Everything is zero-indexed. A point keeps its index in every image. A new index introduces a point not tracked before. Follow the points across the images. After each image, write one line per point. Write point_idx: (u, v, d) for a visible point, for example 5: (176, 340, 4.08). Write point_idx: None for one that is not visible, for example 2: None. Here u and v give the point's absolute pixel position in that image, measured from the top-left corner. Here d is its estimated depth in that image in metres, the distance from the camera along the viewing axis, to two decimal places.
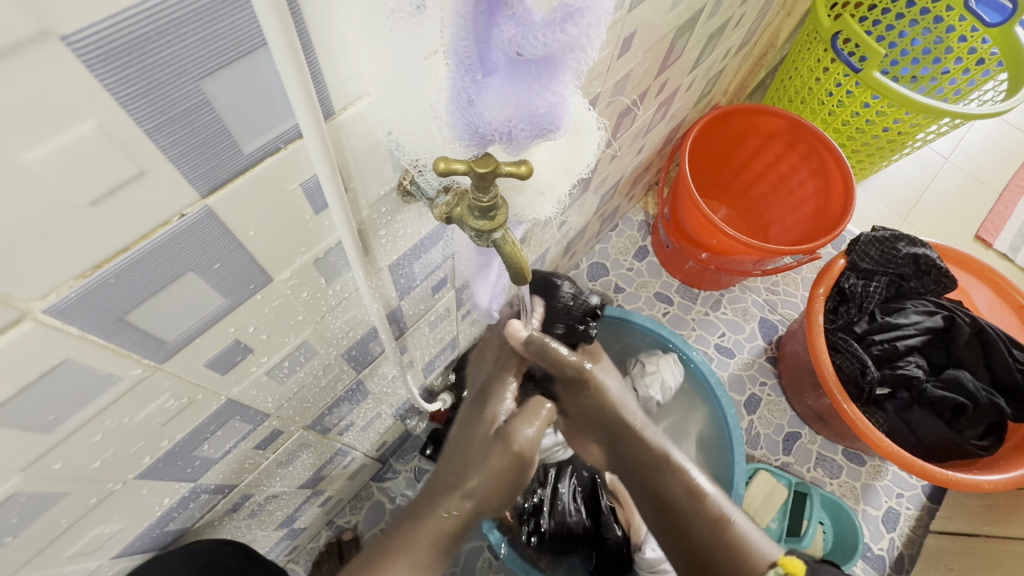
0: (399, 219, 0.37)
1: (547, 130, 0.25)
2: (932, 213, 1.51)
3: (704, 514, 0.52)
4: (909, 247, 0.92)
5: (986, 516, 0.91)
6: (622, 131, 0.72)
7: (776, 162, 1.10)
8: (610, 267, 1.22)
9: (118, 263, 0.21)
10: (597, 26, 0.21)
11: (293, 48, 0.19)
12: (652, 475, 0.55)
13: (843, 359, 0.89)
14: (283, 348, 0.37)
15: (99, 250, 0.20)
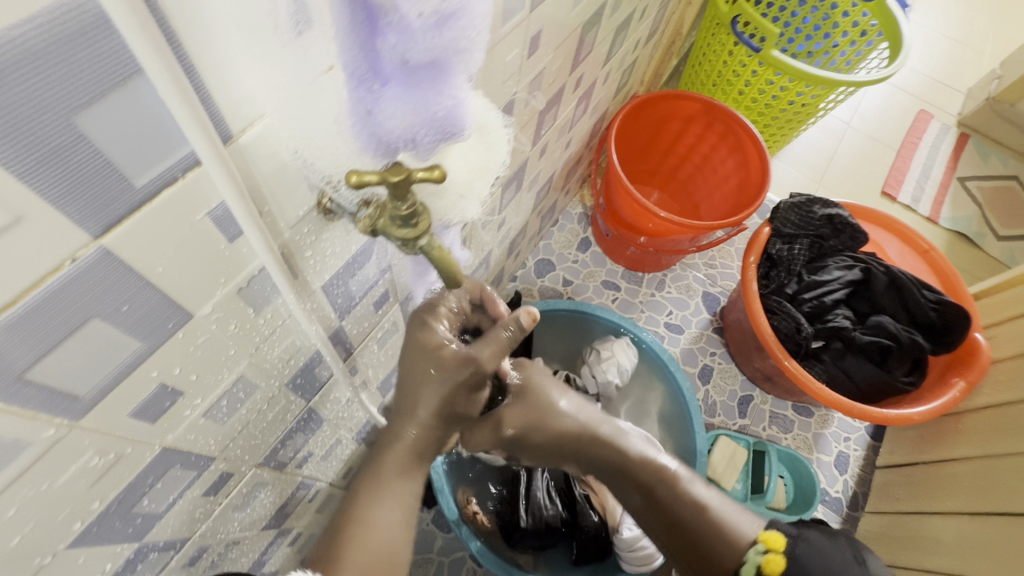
0: (325, 238, 0.37)
1: (450, 130, 0.26)
2: (843, 175, 1.64)
3: (682, 498, 0.60)
4: (824, 208, 1.00)
5: (920, 445, 0.98)
6: (546, 128, 0.74)
7: (698, 143, 1.16)
8: (556, 262, 1.24)
9: (7, 319, 0.20)
10: (474, 28, 0.22)
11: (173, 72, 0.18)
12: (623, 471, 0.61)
13: (780, 320, 0.94)
14: (217, 386, 0.35)
15: None
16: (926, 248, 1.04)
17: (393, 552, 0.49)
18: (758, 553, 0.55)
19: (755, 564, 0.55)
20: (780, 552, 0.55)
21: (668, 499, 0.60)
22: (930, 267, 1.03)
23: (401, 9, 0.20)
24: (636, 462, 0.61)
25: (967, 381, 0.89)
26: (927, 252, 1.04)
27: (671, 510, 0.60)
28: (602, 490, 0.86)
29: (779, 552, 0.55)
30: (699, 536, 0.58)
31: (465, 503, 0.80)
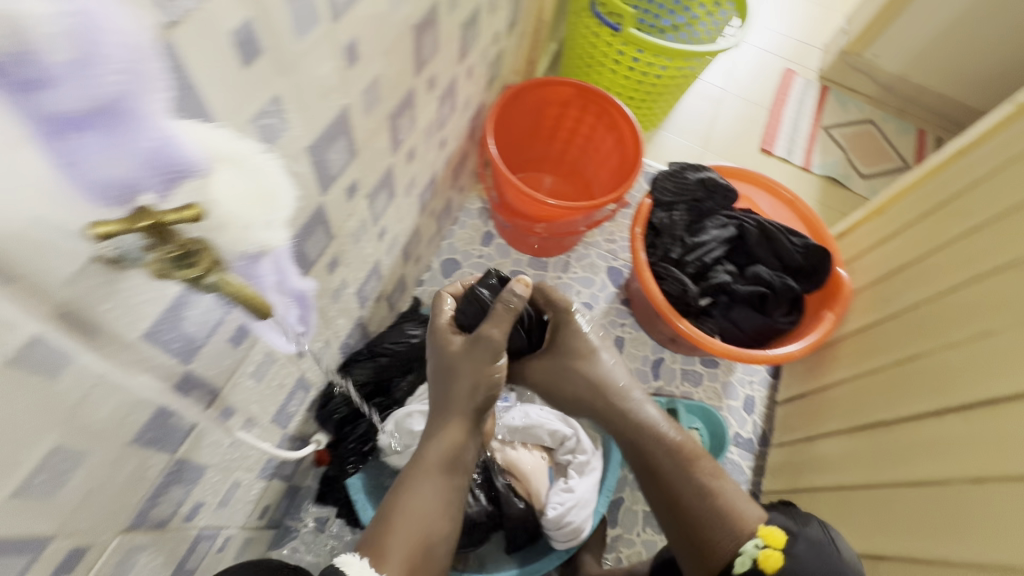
0: (125, 288, 0.34)
1: (177, 168, 0.26)
2: (724, 137, 1.75)
3: (693, 484, 0.72)
4: (696, 173, 1.06)
5: (807, 376, 1.07)
6: (406, 132, 0.74)
7: (578, 126, 1.20)
8: (462, 259, 1.24)
9: None
10: (140, 69, 0.22)
11: None
12: (640, 452, 0.76)
13: (669, 284, 0.99)
14: (22, 464, 0.33)
15: None
16: (790, 197, 1.13)
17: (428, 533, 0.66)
18: (754, 548, 0.67)
19: (748, 561, 0.66)
20: (778, 552, 0.66)
21: (679, 486, 0.73)
22: (797, 214, 1.13)
23: (53, 64, 0.20)
24: (656, 447, 0.75)
25: (835, 313, 0.99)
26: (792, 200, 1.13)
27: (679, 497, 0.72)
28: (524, 477, 0.87)
29: (776, 549, 0.66)
30: (694, 525, 0.71)
31: None
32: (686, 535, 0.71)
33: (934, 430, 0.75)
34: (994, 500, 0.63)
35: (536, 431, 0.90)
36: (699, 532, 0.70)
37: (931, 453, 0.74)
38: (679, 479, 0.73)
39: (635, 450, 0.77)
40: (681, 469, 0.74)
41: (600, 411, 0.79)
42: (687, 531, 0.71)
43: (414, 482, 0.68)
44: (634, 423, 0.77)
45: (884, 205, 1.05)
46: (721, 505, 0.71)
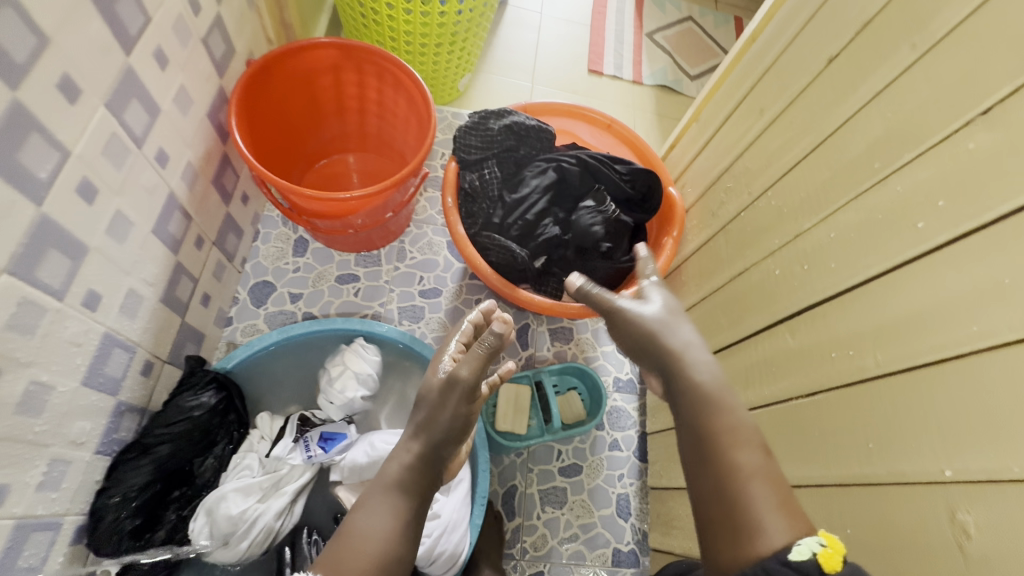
0: None
1: None
2: (550, 66, 1.63)
3: (756, 460, 0.49)
4: (499, 121, 0.93)
5: None
6: (54, 166, 0.53)
7: (363, 92, 1.01)
8: (275, 279, 1.05)
9: None
10: None
11: None
12: (696, 401, 0.54)
13: (496, 254, 0.88)
14: None
15: None
16: (608, 123, 1.04)
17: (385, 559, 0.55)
18: (815, 544, 0.43)
19: (810, 552, 0.42)
20: (843, 554, 0.42)
21: (735, 453, 0.50)
22: (618, 139, 1.05)
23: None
24: (723, 406, 0.53)
25: (675, 236, 0.93)
26: (611, 126, 1.04)
27: (737, 466, 0.49)
28: None
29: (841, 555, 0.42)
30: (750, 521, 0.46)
31: None
32: (721, 536, 0.47)
33: (770, 346, 0.72)
34: (839, 410, 0.59)
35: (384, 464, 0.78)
36: (744, 531, 0.46)
37: (775, 372, 0.70)
38: (743, 461, 0.49)
39: (690, 399, 0.55)
40: (743, 441, 0.51)
41: (672, 366, 0.58)
42: (728, 499, 0.48)
43: (369, 502, 0.60)
44: (700, 382, 0.55)
45: (699, 111, 0.99)
46: (784, 501, 0.47)
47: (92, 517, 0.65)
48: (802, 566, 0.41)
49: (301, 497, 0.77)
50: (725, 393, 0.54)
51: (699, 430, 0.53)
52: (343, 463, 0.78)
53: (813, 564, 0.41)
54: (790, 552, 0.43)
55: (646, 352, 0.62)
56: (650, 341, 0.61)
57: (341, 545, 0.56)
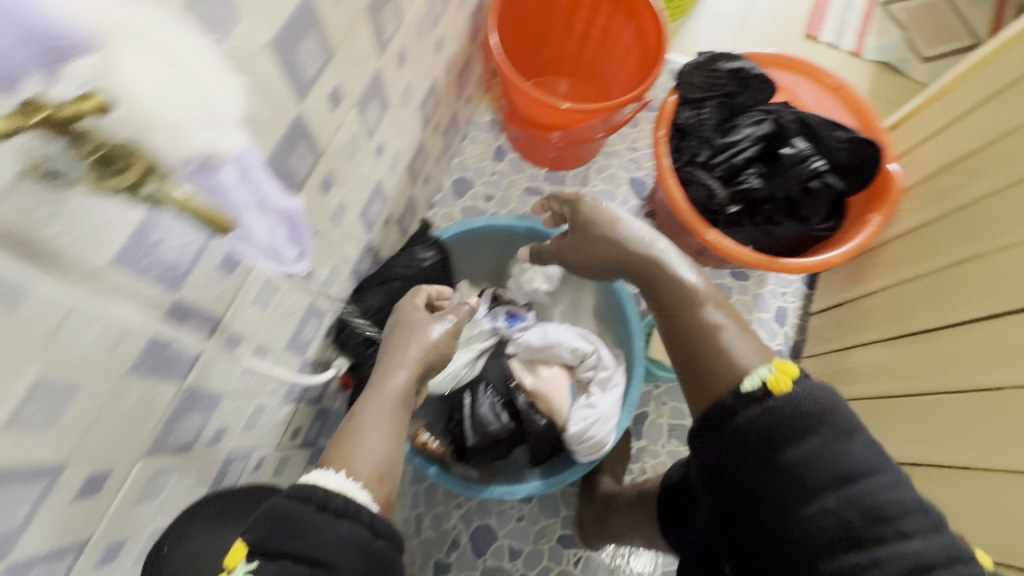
0: (74, 207, 0.31)
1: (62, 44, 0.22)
2: (763, 23, 1.54)
3: (705, 326, 0.60)
4: (728, 63, 0.94)
5: (845, 285, 1.00)
6: (393, 29, 0.65)
7: (593, 17, 1.06)
8: (474, 178, 1.18)
9: None
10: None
11: None
12: (652, 291, 0.66)
13: (694, 191, 0.92)
14: (5, 397, 0.32)
15: None
16: (838, 85, 1.00)
17: (383, 466, 0.57)
18: (765, 374, 0.54)
19: (760, 381, 0.54)
20: (791, 375, 0.53)
21: (690, 323, 0.61)
22: (843, 104, 1.00)
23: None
24: (669, 285, 0.64)
25: (882, 216, 0.88)
26: (839, 88, 1.00)
27: (691, 339, 0.60)
28: (546, 395, 0.86)
29: (790, 376, 0.53)
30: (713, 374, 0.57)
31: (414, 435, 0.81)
32: (694, 387, 0.59)
33: (985, 336, 0.68)
34: None
35: (555, 349, 0.88)
36: (709, 374, 0.57)
37: (985, 360, 0.67)
38: (705, 324, 0.60)
39: (647, 291, 0.67)
40: (695, 308, 0.62)
41: (630, 263, 0.69)
42: (693, 367, 0.59)
43: (366, 417, 0.60)
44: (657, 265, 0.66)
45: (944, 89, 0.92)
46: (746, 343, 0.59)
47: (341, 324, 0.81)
48: (753, 393, 0.53)
49: (482, 357, 0.89)
50: (673, 274, 0.65)
51: (668, 311, 0.64)
52: (520, 339, 0.89)
53: (762, 390, 0.53)
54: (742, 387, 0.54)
55: (594, 251, 0.72)
56: (597, 239, 0.71)
57: (349, 443, 0.58)
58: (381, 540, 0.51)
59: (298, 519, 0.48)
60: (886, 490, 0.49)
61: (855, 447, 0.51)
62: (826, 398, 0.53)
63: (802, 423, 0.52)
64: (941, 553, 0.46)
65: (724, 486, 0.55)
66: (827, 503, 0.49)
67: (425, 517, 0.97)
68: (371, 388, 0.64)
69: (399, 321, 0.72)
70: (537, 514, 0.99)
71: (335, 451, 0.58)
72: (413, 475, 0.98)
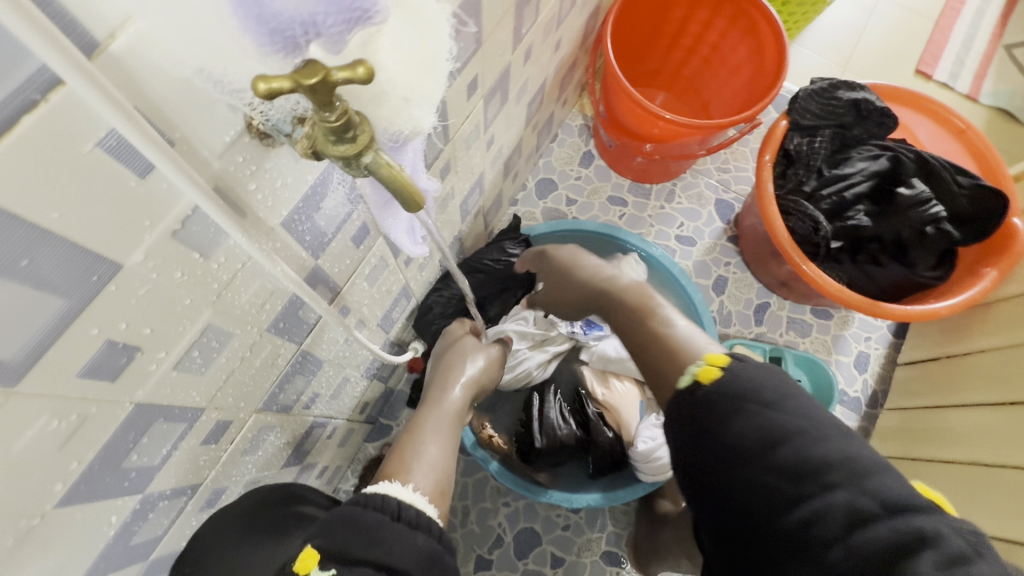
0: (270, 166, 0.33)
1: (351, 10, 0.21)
2: (872, 54, 1.47)
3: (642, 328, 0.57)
4: (849, 92, 0.89)
5: (941, 339, 0.94)
6: (528, 25, 0.65)
7: (705, 32, 1.03)
8: (558, 180, 1.17)
9: None
10: None
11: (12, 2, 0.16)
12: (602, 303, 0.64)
13: (796, 222, 0.88)
14: (181, 338, 0.34)
15: None
16: (962, 127, 0.94)
17: (442, 480, 0.54)
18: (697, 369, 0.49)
19: (692, 378, 0.48)
20: (719, 362, 0.48)
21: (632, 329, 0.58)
22: (965, 148, 0.94)
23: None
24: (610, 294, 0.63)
25: (999, 270, 0.83)
26: (963, 131, 0.94)
27: (635, 354, 0.57)
28: (615, 408, 0.86)
29: (716, 364, 0.48)
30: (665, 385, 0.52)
31: (481, 428, 0.83)
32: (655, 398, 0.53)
33: None
34: None
35: (630, 363, 0.86)
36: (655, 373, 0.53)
37: None
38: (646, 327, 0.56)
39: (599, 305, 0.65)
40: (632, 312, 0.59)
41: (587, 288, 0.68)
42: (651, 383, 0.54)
43: (421, 433, 0.58)
44: (604, 283, 0.65)
45: None
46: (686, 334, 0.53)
47: (423, 308, 0.82)
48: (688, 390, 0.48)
49: (555, 361, 0.89)
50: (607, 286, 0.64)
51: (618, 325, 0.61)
52: (595, 348, 0.88)
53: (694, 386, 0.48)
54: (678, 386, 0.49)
55: (559, 283, 0.73)
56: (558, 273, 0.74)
57: (407, 456, 0.54)
58: (446, 548, 0.45)
59: (363, 524, 0.43)
60: (817, 450, 0.42)
61: (783, 415, 0.44)
62: (761, 376, 0.46)
63: (730, 407, 0.45)
64: (887, 505, 0.39)
65: (724, 509, 0.45)
66: (767, 479, 0.43)
67: (471, 511, 0.96)
68: (427, 403, 0.63)
69: (449, 345, 0.73)
70: (583, 526, 0.97)
71: (392, 465, 0.53)
72: (465, 468, 0.98)
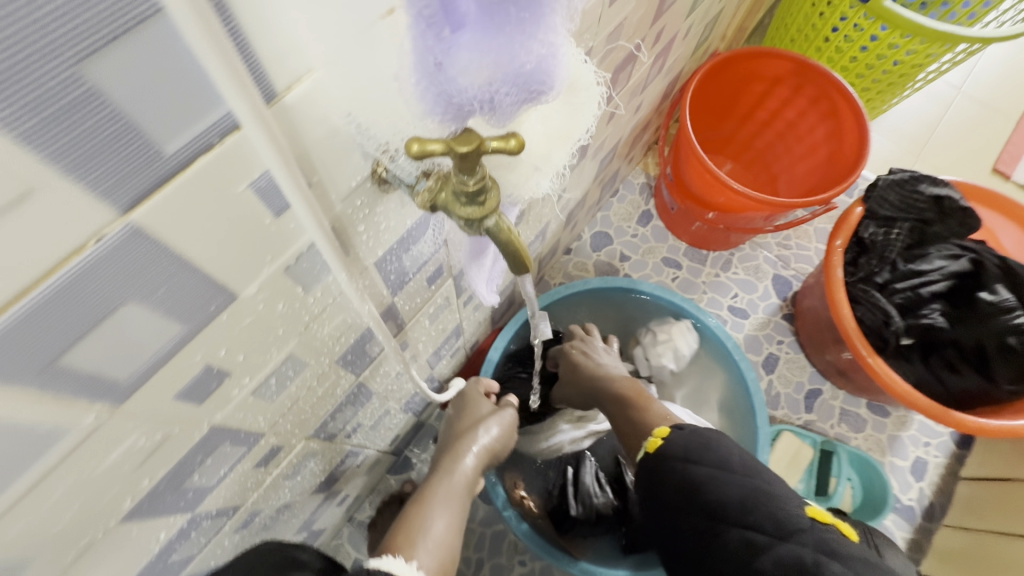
0: (379, 211, 0.33)
1: (528, 89, 0.21)
2: (948, 148, 1.44)
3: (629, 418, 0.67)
4: (932, 187, 0.86)
5: (1015, 458, 0.87)
6: (617, 89, 0.66)
7: (783, 109, 1.03)
8: (614, 235, 1.17)
9: (53, 285, 0.18)
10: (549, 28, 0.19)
11: (221, 51, 0.16)
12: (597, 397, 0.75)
13: (865, 311, 0.85)
14: (266, 364, 0.33)
15: (14, 278, 0.17)
16: None
17: (450, 557, 0.51)
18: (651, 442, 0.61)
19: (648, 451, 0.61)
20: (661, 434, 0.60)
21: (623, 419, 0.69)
22: None
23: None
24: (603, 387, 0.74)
25: None
26: None
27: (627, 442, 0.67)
28: None
29: (660, 437, 0.60)
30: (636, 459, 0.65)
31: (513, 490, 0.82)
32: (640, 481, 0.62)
33: None
34: None
35: None
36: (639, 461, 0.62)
37: None
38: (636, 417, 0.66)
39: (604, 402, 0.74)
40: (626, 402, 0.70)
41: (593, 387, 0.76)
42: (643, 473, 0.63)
43: (431, 503, 0.54)
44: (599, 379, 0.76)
45: None
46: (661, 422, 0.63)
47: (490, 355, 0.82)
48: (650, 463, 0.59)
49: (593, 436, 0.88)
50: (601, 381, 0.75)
51: (611, 414, 0.71)
52: None
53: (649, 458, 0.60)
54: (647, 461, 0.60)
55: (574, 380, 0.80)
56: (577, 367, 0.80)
57: (412, 531, 0.51)
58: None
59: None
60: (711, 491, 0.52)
61: (692, 466, 0.55)
62: (689, 440, 0.57)
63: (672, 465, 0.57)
64: (776, 531, 0.48)
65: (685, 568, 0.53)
66: (691, 521, 0.53)
67: (485, 564, 0.92)
68: (438, 471, 0.59)
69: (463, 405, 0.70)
70: None
71: (397, 539, 0.51)
72: (484, 517, 0.95)
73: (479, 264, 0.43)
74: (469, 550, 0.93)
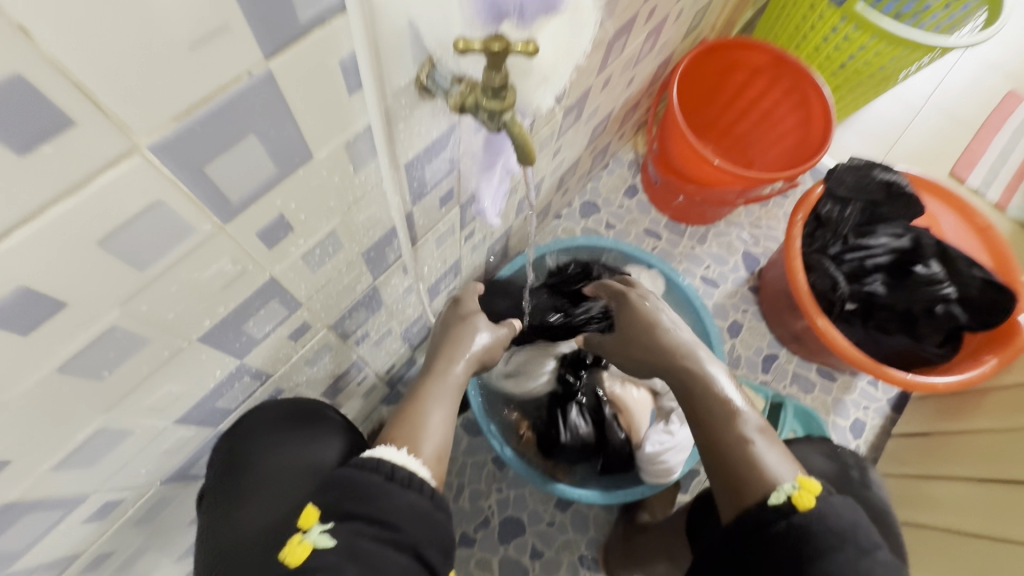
0: (416, 115, 0.41)
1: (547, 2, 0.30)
2: (912, 150, 1.56)
3: (732, 430, 0.55)
4: (884, 173, 0.97)
5: (938, 417, 0.99)
6: (613, 58, 0.75)
7: (761, 98, 1.13)
8: (601, 204, 1.27)
9: (218, 104, 0.26)
10: None
11: None
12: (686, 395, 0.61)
13: (818, 277, 0.96)
14: (317, 232, 0.42)
15: (200, 90, 0.25)
16: (985, 226, 1.01)
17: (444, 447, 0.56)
18: (789, 487, 0.49)
19: (784, 496, 0.49)
20: (815, 492, 0.48)
21: (719, 424, 0.56)
22: (984, 246, 1.01)
23: None
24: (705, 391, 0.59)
25: (1000, 359, 0.87)
26: (985, 230, 1.01)
27: (720, 440, 0.55)
28: (627, 411, 0.93)
29: (811, 491, 0.49)
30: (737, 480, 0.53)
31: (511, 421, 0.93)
32: (726, 488, 0.54)
33: None
34: None
35: None
36: (743, 481, 0.52)
37: None
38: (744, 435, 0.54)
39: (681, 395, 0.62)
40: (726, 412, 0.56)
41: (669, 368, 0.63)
42: (729, 486, 0.53)
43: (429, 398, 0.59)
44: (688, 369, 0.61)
45: None
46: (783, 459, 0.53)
47: None
48: (777, 508, 0.49)
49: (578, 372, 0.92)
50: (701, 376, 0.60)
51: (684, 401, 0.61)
52: None
53: (787, 507, 0.48)
54: (767, 498, 0.50)
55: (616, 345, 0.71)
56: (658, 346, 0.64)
57: (412, 423, 0.56)
58: (444, 513, 0.49)
59: (368, 487, 0.46)
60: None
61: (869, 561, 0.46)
62: (849, 515, 0.48)
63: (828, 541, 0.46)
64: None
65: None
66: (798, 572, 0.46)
67: (465, 489, 1.01)
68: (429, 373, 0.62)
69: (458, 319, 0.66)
70: (567, 525, 1.01)
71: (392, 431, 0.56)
72: (467, 448, 1.04)
73: (487, 180, 0.52)
74: (451, 476, 1.02)
